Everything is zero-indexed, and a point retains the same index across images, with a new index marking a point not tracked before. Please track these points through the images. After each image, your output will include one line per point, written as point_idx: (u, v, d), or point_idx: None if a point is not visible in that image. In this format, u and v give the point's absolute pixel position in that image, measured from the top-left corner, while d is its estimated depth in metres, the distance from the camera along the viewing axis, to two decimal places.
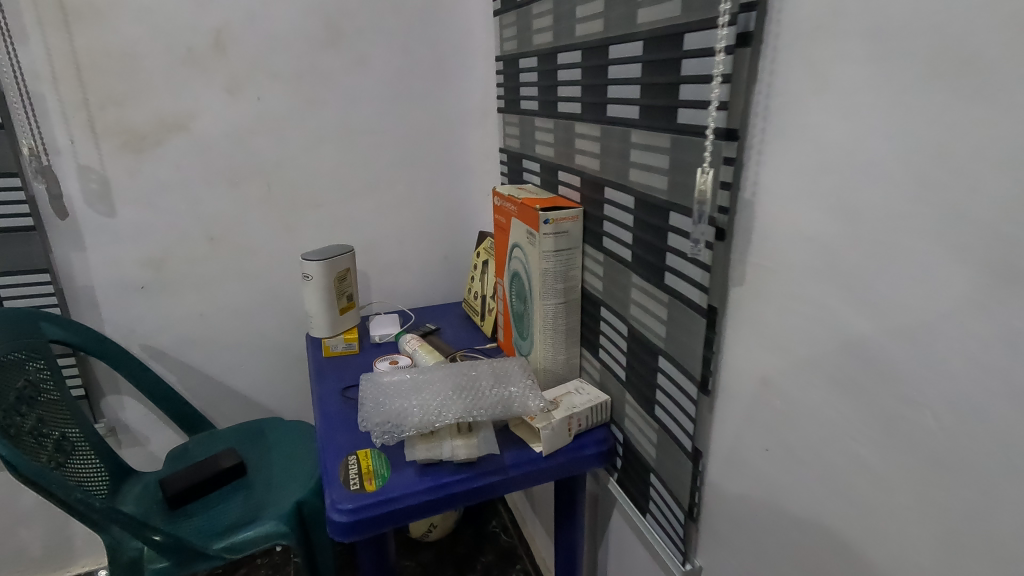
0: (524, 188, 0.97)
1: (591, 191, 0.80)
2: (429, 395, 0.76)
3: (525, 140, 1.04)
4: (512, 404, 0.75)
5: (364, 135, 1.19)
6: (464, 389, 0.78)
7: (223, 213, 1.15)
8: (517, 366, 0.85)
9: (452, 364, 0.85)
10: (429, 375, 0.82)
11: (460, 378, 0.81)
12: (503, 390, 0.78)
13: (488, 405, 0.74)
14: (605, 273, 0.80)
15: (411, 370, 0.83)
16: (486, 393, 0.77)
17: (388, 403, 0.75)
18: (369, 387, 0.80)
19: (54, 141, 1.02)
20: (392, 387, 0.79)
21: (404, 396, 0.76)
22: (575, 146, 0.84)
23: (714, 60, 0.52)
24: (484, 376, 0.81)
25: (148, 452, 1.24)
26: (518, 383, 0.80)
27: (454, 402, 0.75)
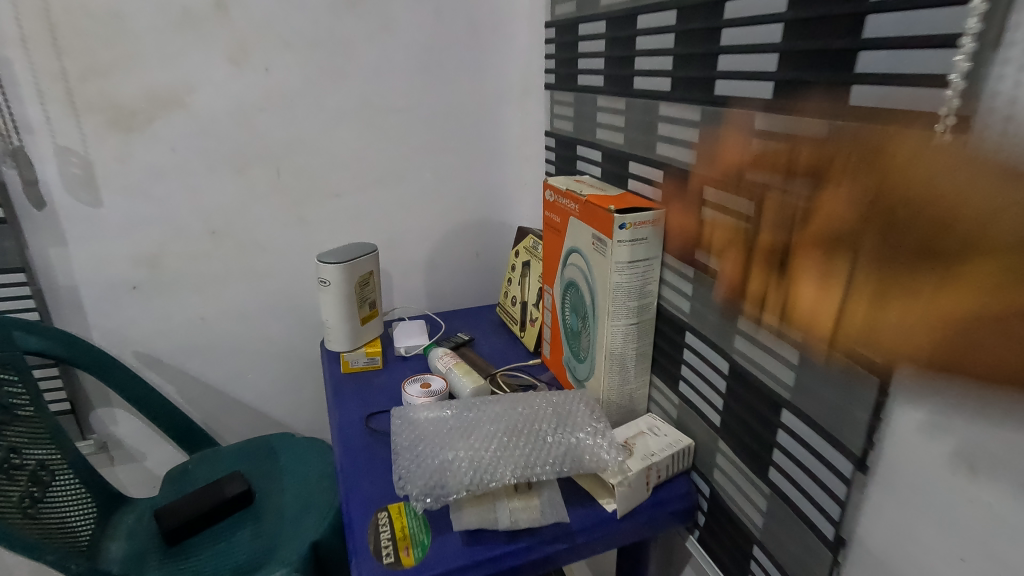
0: (583, 181, 0.81)
1: (680, 190, 0.64)
2: (477, 442, 0.62)
3: (582, 123, 0.88)
4: (581, 457, 0.60)
5: (388, 114, 1.03)
6: (519, 434, 0.63)
7: (226, 204, 1.00)
8: (579, 402, 0.70)
9: (500, 398, 0.71)
10: (474, 414, 0.67)
11: (513, 417, 0.66)
12: (568, 436, 0.63)
13: (552, 459, 0.60)
14: (695, 293, 0.65)
15: (451, 406, 0.69)
16: (547, 441, 0.62)
17: (427, 454, 0.61)
18: (402, 430, 0.66)
19: (27, 117, 0.86)
20: (430, 429, 0.65)
21: (446, 443, 0.62)
22: (658, 133, 0.68)
23: (947, 13, 0.35)
24: (541, 415, 0.67)
25: (145, 469, 1.11)
26: (584, 426, 0.65)
27: (509, 454, 0.60)
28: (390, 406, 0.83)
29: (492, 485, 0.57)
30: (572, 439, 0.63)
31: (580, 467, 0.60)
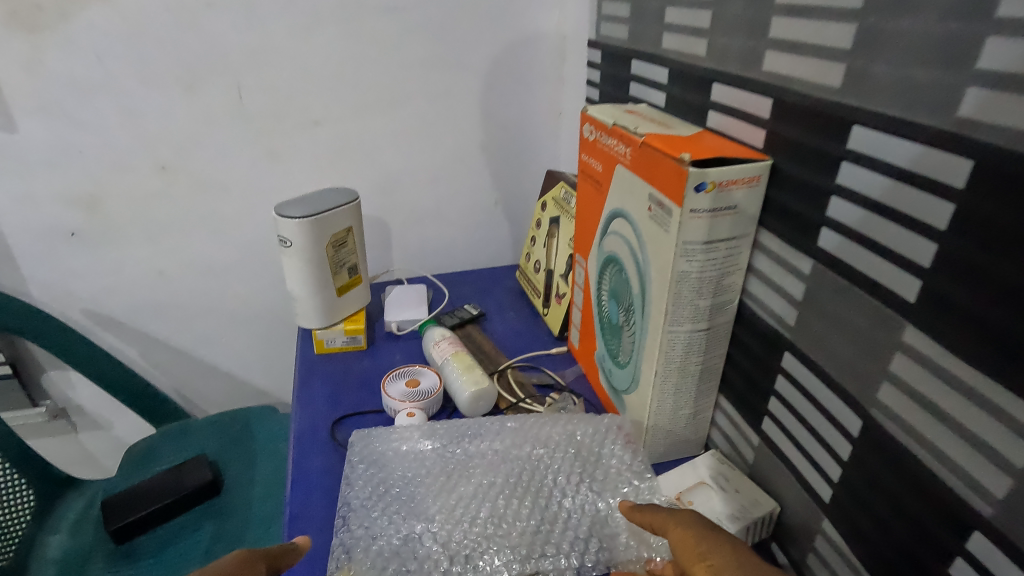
0: (637, 113, 0.56)
1: (804, 132, 0.39)
2: (464, 514, 0.47)
3: (642, 27, 0.62)
4: (606, 540, 0.46)
5: (381, 13, 0.78)
6: (521, 500, 0.48)
7: (176, 131, 0.78)
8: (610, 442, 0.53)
9: (497, 430, 0.54)
10: (460, 459, 0.52)
11: (513, 469, 0.51)
12: (587, 505, 0.48)
13: (565, 544, 0.46)
14: (811, 299, 0.41)
15: (430, 444, 0.53)
16: (560, 512, 0.48)
17: (393, 528, 0.46)
18: (360, 479, 0.50)
19: None
20: (400, 483, 0.50)
21: (420, 511, 0.47)
22: (772, 36, 0.42)
23: None
24: (552, 466, 0.52)
25: (112, 436, 0.98)
26: (610, 487, 0.50)
27: (506, 536, 0.46)
28: (366, 406, 0.64)
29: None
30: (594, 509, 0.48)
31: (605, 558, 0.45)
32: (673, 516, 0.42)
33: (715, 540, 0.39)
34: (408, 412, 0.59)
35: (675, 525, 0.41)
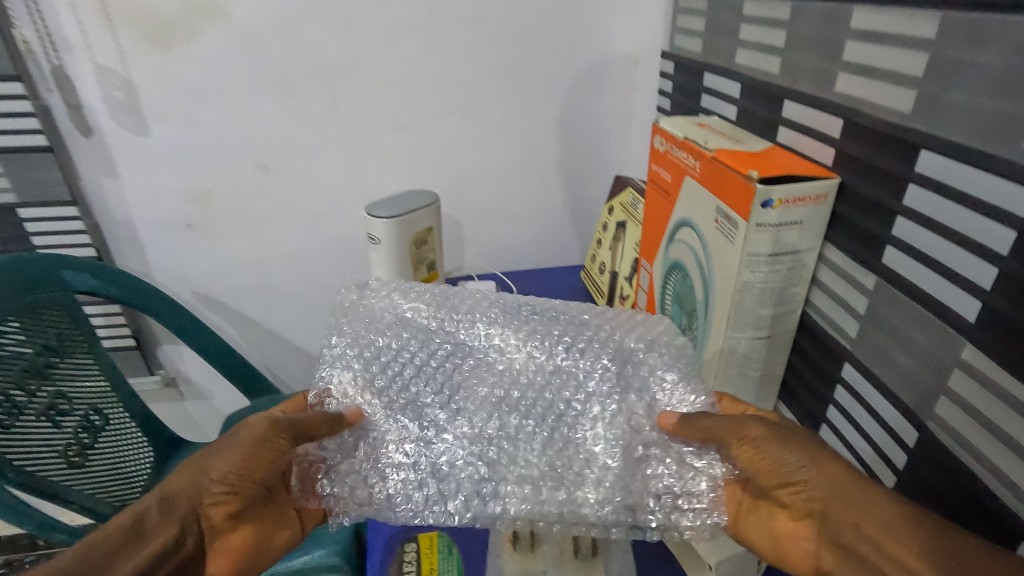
0: (708, 126, 0.59)
1: (871, 154, 0.41)
2: (467, 432, 0.54)
3: (716, 40, 0.64)
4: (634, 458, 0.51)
5: (465, 25, 0.82)
6: (529, 406, 0.55)
7: (278, 135, 0.87)
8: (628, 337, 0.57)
9: (508, 321, 0.60)
10: (468, 357, 0.58)
11: (523, 368, 0.57)
12: (605, 413, 0.54)
13: (576, 456, 0.52)
14: (873, 312, 0.43)
15: (438, 336, 0.59)
16: (578, 423, 0.54)
17: (389, 445, 0.53)
18: (366, 363, 0.57)
19: (64, 35, 0.76)
20: (411, 380, 0.57)
21: (420, 427, 0.54)
22: (845, 58, 0.44)
23: None
24: (568, 368, 0.57)
25: (212, 405, 1.11)
26: (633, 389, 0.55)
27: (506, 458, 0.52)
28: None
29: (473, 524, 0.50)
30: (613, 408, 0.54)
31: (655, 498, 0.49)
32: (740, 430, 0.44)
33: (771, 440, 0.42)
34: None
35: (739, 441, 0.44)
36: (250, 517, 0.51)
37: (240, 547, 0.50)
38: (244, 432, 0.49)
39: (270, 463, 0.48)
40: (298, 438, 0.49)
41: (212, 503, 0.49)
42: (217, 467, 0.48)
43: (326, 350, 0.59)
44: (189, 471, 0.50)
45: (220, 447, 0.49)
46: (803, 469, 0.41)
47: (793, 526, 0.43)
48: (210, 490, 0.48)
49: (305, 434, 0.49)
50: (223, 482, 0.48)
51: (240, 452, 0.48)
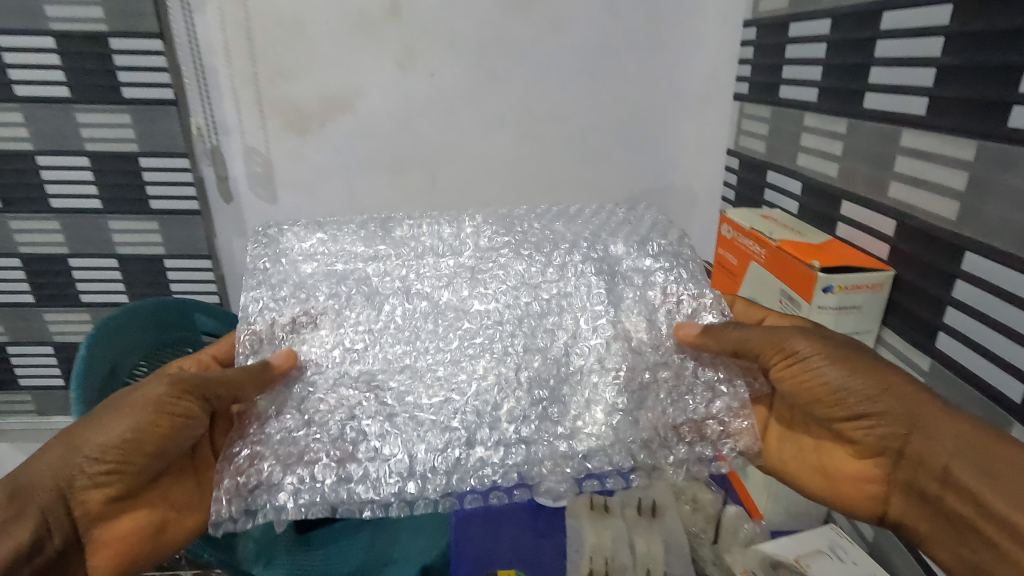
0: (771, 217, 0.66)
1: (924, 252, 0.48)
2: (448, 361, 0.56)
3: (778, 143, 0.72)
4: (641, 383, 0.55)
5: (551, 120, 0.95)
6: (505, 330, 0.57)
7: (381, 205, 1.00)
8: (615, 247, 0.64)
9: (456, 240, 0.64)
10: (413, 276, 0.61)
11: (485, 297, 0.59)
12: (598, 324, 0.57)
13: (563, 384, 0.55)
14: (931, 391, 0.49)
15: (374, 254, 0.63)
16: (554, 349, 0.56)
17: (335, 378, 0.55)
18: (299, 275, 0.61)
19: (224, 121, 0.92)
20: (345, 296, 0.59)
21: (382, 354, 0.56)
22: (896, 169, 0.52)
23: None
24: (547, 283, 0.60)
25: None
26: (620, 306, 0.58)
27: (502, 384, 0.55)
28: None
29: (465, 486, 0.51)
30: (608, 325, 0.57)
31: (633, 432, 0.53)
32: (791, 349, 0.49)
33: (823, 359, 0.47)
34: None
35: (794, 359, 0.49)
36: (143, 492, 0.52)
37: (143, 523, 0.51)
38: (132, 399, 0.49)
39: (173, 428, 0.50)
40: (205, 395, 0.50)
41: (92, 484, 0.48)
42: (98, 439, 0.48)
43: (253, 264, 0.62)
44: (58, 450, 0.48)
45: (94, 418, 0.49)
46: (873, 395, 0.47)
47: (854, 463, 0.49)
48: (87, 466, 0.48)
49: (231, 390, 0.51)
50: (105, 455, 0.48)
51: (130, 421, 0.48)
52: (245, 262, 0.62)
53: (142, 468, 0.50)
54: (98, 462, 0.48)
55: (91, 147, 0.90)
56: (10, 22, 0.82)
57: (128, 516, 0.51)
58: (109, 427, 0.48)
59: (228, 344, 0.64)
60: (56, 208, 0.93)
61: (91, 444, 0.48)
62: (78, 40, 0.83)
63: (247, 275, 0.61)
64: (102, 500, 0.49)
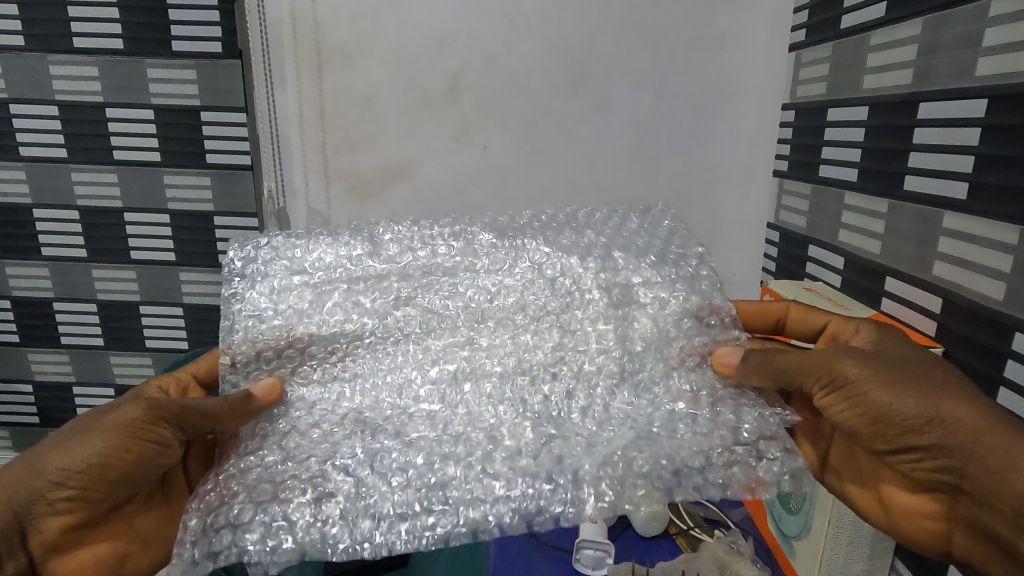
0: (813, 291, 0.68)
1: (973, 330, 0.49)
2: (440, 403, 0.57)
3: (818, 220, 0.75)
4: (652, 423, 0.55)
5: (595, 191, 1.00)
6: (499, 374, 0.59)
7: None
8: (626, 272, 0.65)
9: (453, 269, 0.65)
10: (407, 314, 0.62)
11: (483, 338, 0.61)
12: (602, 359, 0.59)
13: (560, 423, 0.56)
14: None
15: (372, 287, 0.63)
16: (547, 387, 0.58)
17: (328, 417, 0.57)
18: (297, 307, 0.61)
19: (292, 185, 1.00)
20: (342, 332, 0.60)
21: (374, 395, 0.58)
22: (940, 249, 0.53)
23: None
24: (551, 313, 0.62)
25: None
26: (631, 339, 0.60)
27: (496, 427, 0.55)
28: None
29: None
30: (614, 360, 0.59)
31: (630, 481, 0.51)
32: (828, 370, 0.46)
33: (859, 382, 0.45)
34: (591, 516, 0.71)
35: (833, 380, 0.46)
36: (107, 522, 0.49)
37: (105, 554, 0.48)
38: (104, 422, 0.47)
39: (143, 454, 0.48)
40: (181, 425, 0.49)
41: (52, 511, 0.45)
42: (63, 463, 0.45)
43: (242, 292, 0.61)
44: (17, 473, 0.45)
45: (61, 440, 0.46)
46: (926, 421, 0.42)
47: (912, 497, 0.47)
48: (50, 492, 0.45)
49: (209, 420, 0.51)
50: (68, 481, 0.45)
51: (100, 444, 0.46)
52: (232, 287, 0.61)
53: (106, 495, 0.47)
54: (62, 488, 0.45)
55: (173, 205, 0.98)
56: (117, 97, 0.93)
57: (88, 548, 0.48)
58: (77, 451, 0.45)
59: (207, 361, 0.63)
60: (135, 259, 1.01)
61: (54, 469, 0.45)
62: (172, 112, 0.93)
63: (236, 301, 0.60)
64: (60, 531, 0.45)
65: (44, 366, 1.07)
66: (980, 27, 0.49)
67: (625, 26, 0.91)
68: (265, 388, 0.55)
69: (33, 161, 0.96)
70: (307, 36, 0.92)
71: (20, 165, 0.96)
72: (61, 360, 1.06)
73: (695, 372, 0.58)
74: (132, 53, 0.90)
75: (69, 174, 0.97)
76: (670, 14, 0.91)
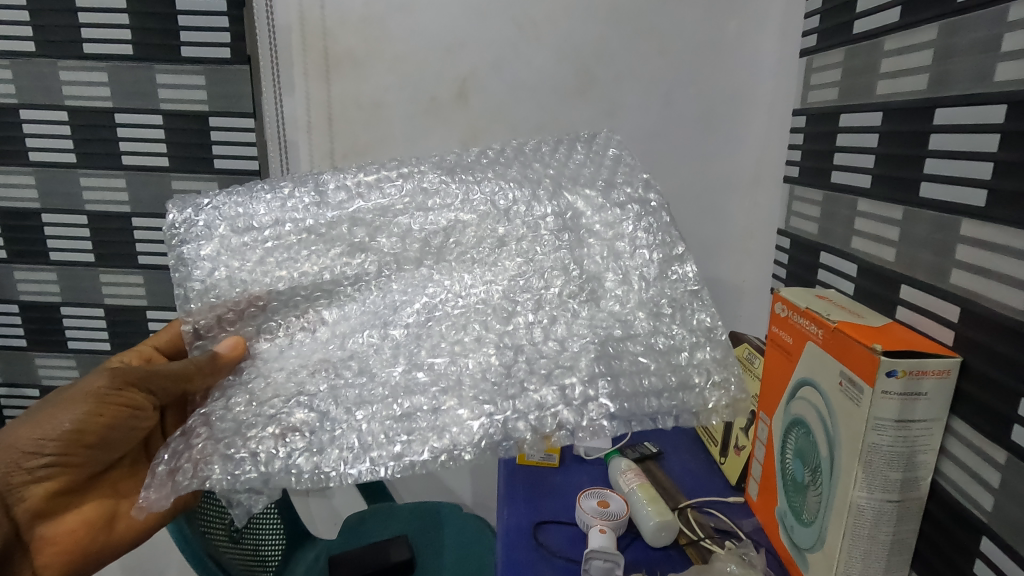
0: (826, 298, 0.67)
1: (992, 340, 0.48)
2: (403, 333, 0.62)
3: (831, 226, 0.74)
4: (614, 337, 0.60)
5: None
6: (462, 305, 0.63)
7: None
8: (576, 195, 0.68)
9: (400, 208, 0.68)
10: (363, 260, 0.67)
11: (441, 275, 0.66)
12: (563, 280, 0.63)
13: (526, 348, 0.59)
14: (1007, 486, 0.47)
15: (322, 237, 0.67)
16: (520, 316, 0.62)
17: (288, 362, 0.63)
18: (242, 266, 0.66)
19: None
20: (299, 284, 0.66)
21: (344, 329, 0.64)
22: (958, 257, 0.53)
23: None
24: (508, 240, 0.66)
25: (329, 507, 1.18)
26: (583, 261, 0.64)
27: (458, 356, 0.60)
28: (562, 517, 0.76)
29: None
30: (576, 279, 0.63)
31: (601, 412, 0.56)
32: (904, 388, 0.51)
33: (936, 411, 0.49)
34: (600, 527, 0.70)
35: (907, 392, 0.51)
36: (88, 482, 0.62)
37: (91, 513, 0.61)
38: (74, 394, 0.58)
39: (118, 417, 0.60)
40: (149, 389, 0.60)
41: (34, 478, 0.57)
42: (37, 436, 0.56)
43: (186, 255, 0.65)
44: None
45: (29, 417, 0.57)
46: None
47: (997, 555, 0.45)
48: (28, 461, 0.56)
49: (178, 382, 0.60)
50: (43, 449, 0.56)
51: (72, 414, 0.57)
52: (176, 251, 0.65)
53: (85, 457, 0.59)
54: (40, 456, 0.57)
55: None
56: (125, 102, 0.93)
57: (75, 508, 0.60)
58: (50, 422, 0.56)
59: (166, 334, 0.75)
60: (142, 264, 1.01)
61: (27, 440, 0.56)
62: (180, 117, 0.94)
63: (182, 265, 0.65)
64: (43, 494, 0.58)
65: (52, 372, 1.07)
66: (998, 30, 0.48)
67: (634, 31, 0.91)
68: (228, 343, 0.62)
69: (42, 166, 0.96)
70: (315, 41, 0.92)
71: (29, 170, 0.96)
72: (68, 365, 1.06)
73: (652, 285, 0.62)
74: (140, 59, 0.91)
75: (77, 179, 0.97)
76: (680, 19, 0.90)
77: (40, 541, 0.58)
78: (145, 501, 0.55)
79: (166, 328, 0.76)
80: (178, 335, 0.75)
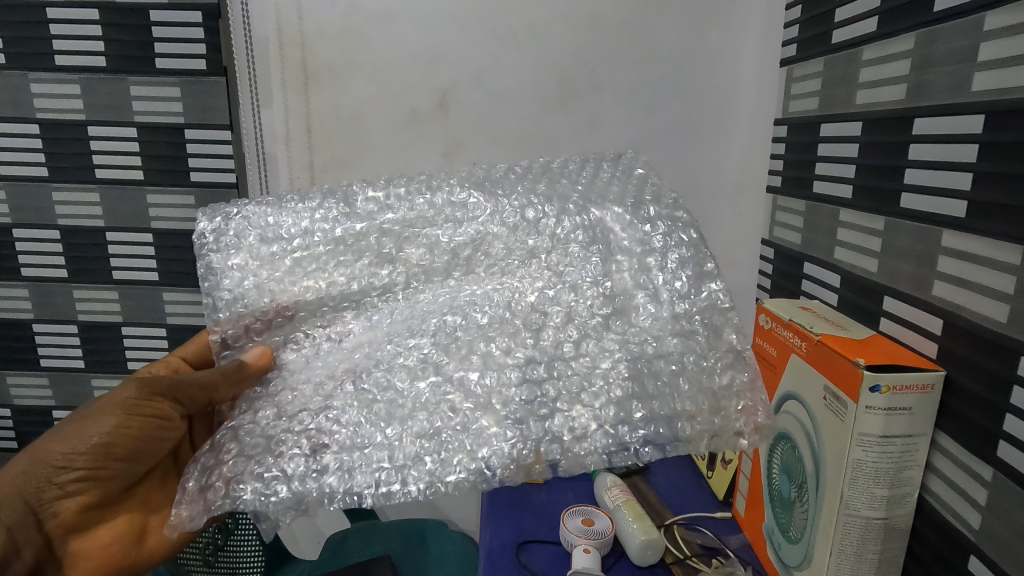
0: (810, 309, 0.66)
1: (975, 353, 0.47)
2: (432, 343, 0.61)
3: (815, 236, 0.73)
4: (647, 355, 0.58)
5: None
6: (489, 314, 0.62)
7: None
8: (604, 210, 0.66)
9: (430, 220, 0.67)
10: (392, 271, 0.66)
11: (470, 286, 0.66)
12: (592, 292, 0.62)
13: (558, 364, 0.58)
14: (995, 504, 0.46)
15: (350, 248, 0.66)
16: (550, 330, 0.60)
17: (314, 373, 0.62)
18: (272, 275, 0.65)
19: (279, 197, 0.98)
20: (327, 295, 0.65)
21: (371, 337, 0.64)
22: (939, 269, 0.52)
23: None
24: (539, 252, 0.65)
25: (313, 525, 1.15)
26: (613, 275, 0.62)
27: (489, 370, 0.58)
28: (547, 536, 0.74)
29: None
30: (606, 292, 0.61)
31: (632, 437, 0.54)
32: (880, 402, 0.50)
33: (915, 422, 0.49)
34: (585, 547, 0.69)
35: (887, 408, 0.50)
36: (118, 502, 0.59)
37: (123, 526, 0.59)
38: (102, 406, 0.55)
39: (145, 428, 0.57)
40: (177, 397, 0.57)
41: (65, 492, 0.55)
42: (65, 449, 0.55)
43: (215, 264, 0.64)
44: (23, 465, 0.54)
45: (59, 431, 0.56)
46: None
47: None
48: (58, 476, 0.55)
49: (204, 391, 0.58)
50: (74, 464, 0.55)
51: (101, 426, 0.55)
52: (205, 260, 0.65)
53: (116, 470, 0.57)
54: (69, 471, 0.55)
55: (156, 223, 0.96)
56: (99, 115, 0.91)
57: (108, 522, 0.58)
58: (81, 435, 0.55)
59: (194, 346, 0.73)
60: (117, 279, 0.98)
61: (57, 454, 0.54)
62: (156, 129, 0.92)
63: (211, 274, 0.64)
64: (76, 508, 0.56)
65: (23, 390, 1.04)
66: (974, 39, 0.48)
67: (615, 41, 0.90)
68: (257, 351, 0.61)
69: (12, 180, 0.94)
70: (294, 52, 0.91)
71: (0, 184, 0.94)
72: (41, 383, 1.03)
73: (684, 300, 0.59)
74: (115, 71, 0.89)
75: (49, 195, 0.95)
76: (660, 30, 0.90)
77: (71, 555, 0.56)
78: (179, 518, 0.54)
79: (194, 340, 0.75)
80: (207, 345, 0.74)
